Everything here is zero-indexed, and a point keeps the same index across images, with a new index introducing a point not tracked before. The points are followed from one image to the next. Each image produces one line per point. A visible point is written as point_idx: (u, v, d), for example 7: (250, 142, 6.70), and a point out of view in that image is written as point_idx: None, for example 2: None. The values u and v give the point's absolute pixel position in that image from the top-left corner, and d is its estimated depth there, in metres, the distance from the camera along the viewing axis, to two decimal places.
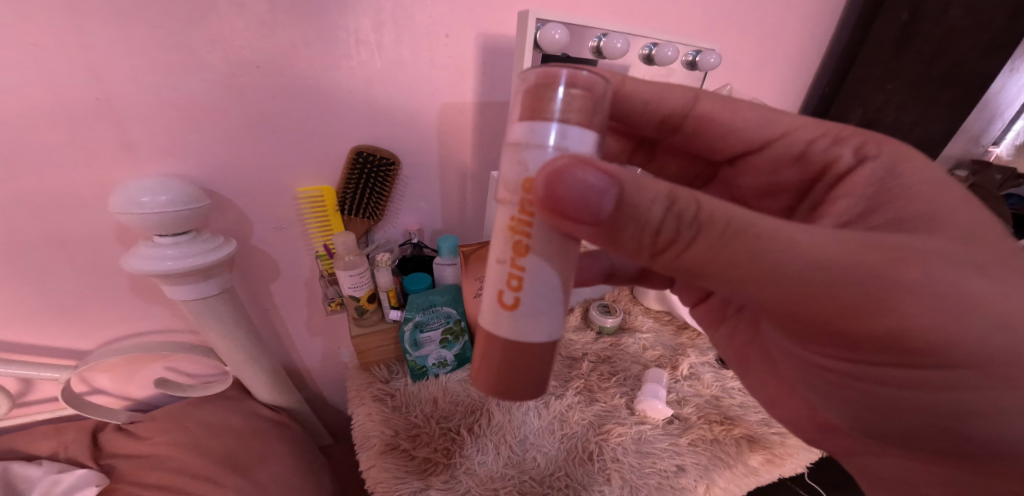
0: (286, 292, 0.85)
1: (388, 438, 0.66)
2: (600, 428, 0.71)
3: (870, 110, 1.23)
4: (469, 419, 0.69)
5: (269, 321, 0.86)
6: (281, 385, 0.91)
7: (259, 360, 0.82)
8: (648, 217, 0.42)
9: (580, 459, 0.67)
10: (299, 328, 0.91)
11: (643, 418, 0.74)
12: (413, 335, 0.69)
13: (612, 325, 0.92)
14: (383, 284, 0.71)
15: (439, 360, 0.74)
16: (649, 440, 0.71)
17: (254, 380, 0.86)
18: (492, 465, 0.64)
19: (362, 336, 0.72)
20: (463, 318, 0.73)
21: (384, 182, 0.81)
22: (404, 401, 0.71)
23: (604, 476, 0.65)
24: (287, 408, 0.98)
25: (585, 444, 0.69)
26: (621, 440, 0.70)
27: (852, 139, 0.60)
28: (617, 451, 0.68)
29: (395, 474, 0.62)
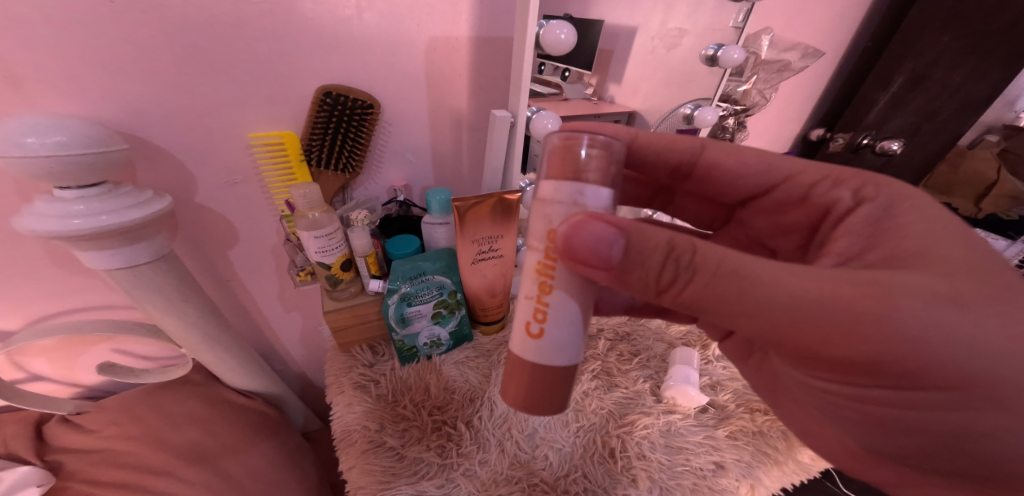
0: (249, 260, 0.71)
1: (371, 433, 0.53)
2: (622, 419, 0.59)
3: (920, 66, 1.08)
4: (469, 409, 0.55)
5: (234, 296, 0.74)
6: (253, 367, 0.78)
7: (222, 344, 0.69)
8: (650, 263, 0.40)
9: (599, 457, 0.55)
10: (271, 303, 0.78)
11: (672, 407, 0.62)
12: (399, 309, 0.56)
13: None
14: (359, 249, 0.55)
15: (433, 339, 0.59)
16: (680, 433, 0.59)
17: (218, 365, 0.72)
18: (498, 465, 0.52)
19: (337, 312, 0.58)
20: (459, 290, 0.59)
21: (361, 131, 0.65)
22: (390, 388, 0.57)
23: (629, 476, 0.54)
24: (262, 394, 0.84)
25: (605, 440, 0.57)
26: (648, 433, 0.58)
27: (851, 183, 0.52)
28: (643, 447, 0.57)
29: (378, 478, 0.50)
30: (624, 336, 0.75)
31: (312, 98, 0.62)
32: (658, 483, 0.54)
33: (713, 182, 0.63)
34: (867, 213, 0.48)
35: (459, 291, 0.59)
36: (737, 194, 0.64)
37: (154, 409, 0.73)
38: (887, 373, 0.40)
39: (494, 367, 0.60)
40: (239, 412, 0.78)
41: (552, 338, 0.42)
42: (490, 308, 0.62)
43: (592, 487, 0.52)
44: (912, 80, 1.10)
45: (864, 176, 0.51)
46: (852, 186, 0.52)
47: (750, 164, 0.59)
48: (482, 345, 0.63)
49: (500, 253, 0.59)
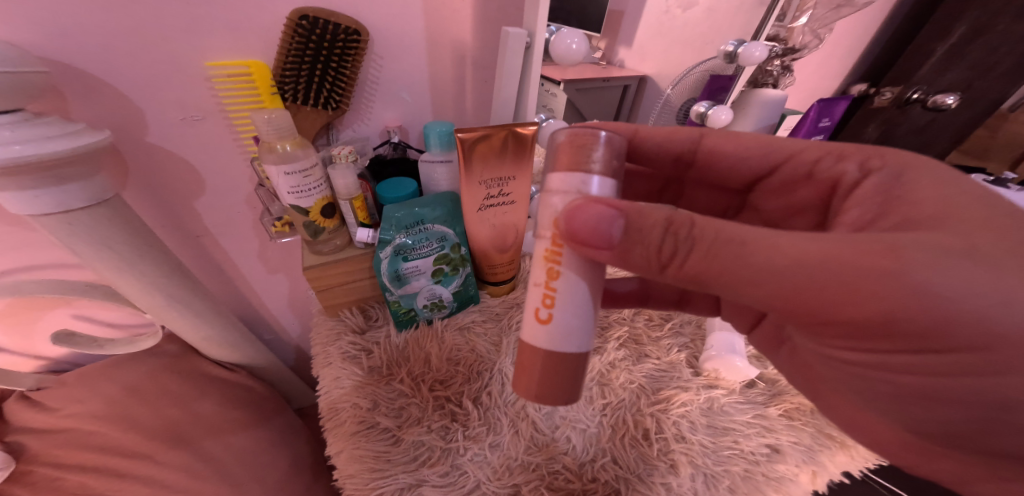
0: (222, 213, 0.60)
1: (363, 412, 0.42)
2: (656, 395, 0.48)
3: (984, 15, 0.89)
4: (479, 383, 0.44)
5: (209, 257, 0.63)
6: (242, 337, 0.69)
7: (199, 313, 0.58)
8: (650, 246, 0.31)
9: (632, 439, 0.44)
10: (252, 264, 0.67)
11: (712, 381, 0.51)
12: (394, 264, 0.45)
13: None
14: (343, 191, 0.45)
15: (434, 300, 0.49)
16: (718, 411, 0.48)
17: (196, 338, 0.62)
18: (514, 449, 0.41)
19: (319, 267, 0.46)
20: (464, 244, 0.49)
21: (347, 64, 0.52)
22: (385, 359, 0.46)
23: (667, 463, 0.43)
24: (246, 366, 0.74)
25: (636, 418, 0.45)
26: (688, 412, 0.47)
27: (855, 155, 0.41)
28: (680, 424, 0.45)
29: (372, 465, 0.39)
30: None
31: (285, 24, 0.48)
32: (704, 468, 0.43)
33: (714, 169, 0.51)
34: (874, 185, 0.38)
35: (464, 244, 0.48)
36: (739, 180, 0.51)
37: (121, 385, 0.62)
38: (920, 337, 0.30)
39: (506, 333, 0.48)
40: (225, 388, 0.68)
41: (561, 330, 0.33)
42: (499, 266, 0.51)
43: (623, 472, 0.42)
44: (972, 32, 0.92)
45: (869, 148, 0.40)
46: (854, 159, 0.41)
47: (750, 146, 0.48)
48: (489, 307, 0.51)
49: (511, 199, 0.48)
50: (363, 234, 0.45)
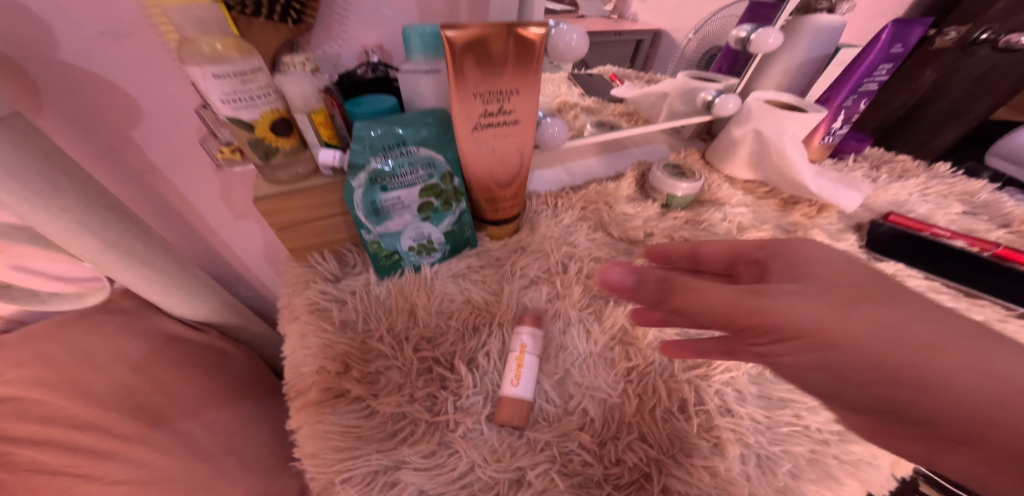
0: (164, 146, 0.44)
1: (330, 377, 0.30)
2: (695, 356, 0.31)
3: None
4: (475, 339, 0.32)
5: (163, 202, 0.49)
6: (212, 293, 0.54)
7: (154, 266, 0.45)
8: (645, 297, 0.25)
9: (657, 418, 0.29)
10: (214, 207, 0.52)
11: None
12: (370, 195, 0.35)
13: (686, 196, 0.46)
14: (298, 102, 0.34)
15: (423, 241, 0.38)
16: (771, 379, 0.31)
17: (159, 295, 0.49)
18: (522, 426, 0.29)
19: (274, 200, 0.33)
20: (457, 174, 0.38)
21: None
22: (360, 311, 0.34)
23: (710, 442, 0.28)
24: (215, 326, 0.57)
25: (671, 387, 0.30)
26: (735, 379, 0.30)
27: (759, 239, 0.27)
28: (722, 394, 0.30)
29: (335, 444, 0.28)
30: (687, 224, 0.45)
31: None
32: (761, 449, 0.27)
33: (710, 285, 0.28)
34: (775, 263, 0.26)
35: (458, 173, 0.38)
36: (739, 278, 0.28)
37: (60, 343, 0.47)
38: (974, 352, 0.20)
39: (508, 281, 0.37)
40: (191, 350, 0.53)
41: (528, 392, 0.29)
42: (502, 201, 0.40)
43: (652, 453, 0.27)
44: None
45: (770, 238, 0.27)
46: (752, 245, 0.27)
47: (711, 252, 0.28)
48: (488, 252, 0.40)
49: (514, 119, 0.37)
50: (327, 156, 0.34)
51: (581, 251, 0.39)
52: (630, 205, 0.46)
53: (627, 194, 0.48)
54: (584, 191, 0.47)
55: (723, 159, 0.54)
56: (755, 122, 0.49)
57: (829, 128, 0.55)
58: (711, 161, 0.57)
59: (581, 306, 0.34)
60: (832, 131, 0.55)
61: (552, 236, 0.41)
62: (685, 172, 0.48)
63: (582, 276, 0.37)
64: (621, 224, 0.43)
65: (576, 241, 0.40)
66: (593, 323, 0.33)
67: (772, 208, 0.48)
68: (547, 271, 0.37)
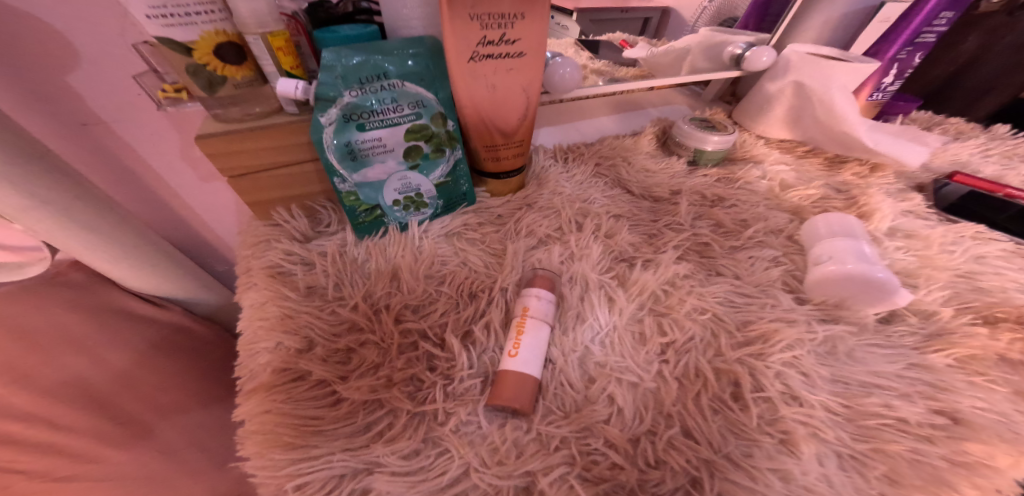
0: (111, 90, 0.32)
1: (288, 356, 0.23)
2: (745, 329, 0.25)
3: None
4: (470, 307, 0.26)
5: (112, 157, 0.36)
6: (172, 264, 0.41)
7: (87, 222, 0.32)
8: None
9: (705, 410, 0.22)
10: (177, 166, 0.39)
11: (828, 314, 0.26)
12: (343, 135, 0.27)
13: (716, 151, 0.39)
14: (249, 20, 0.24)
15: (410, 194, 0.31)
16: (846, 361, 0.24)
17: (101, 263, 0.36)
18: (529, 418, 0.22)
19: (216, 140, 0.25)
20: (454, 117, 0.30)
21: None
22: (330, 273, 0.27)
23: (772, 437, 0.21)
24: (181, 303, 0.45)
25: (718, 368, 0.24)
26: (798, 359, 0.24)
27: None
28: (786, 377, 0.23)
29: (289, 441, 0.20)
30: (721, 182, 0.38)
31: None
32: (843, 447, 0.21)
33: None
34: None
35: (453, 115, 0.30)
36: None
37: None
38: None
39: (512, 239, 0.31)
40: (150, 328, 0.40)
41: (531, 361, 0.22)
42: (504, 150, 0.33)
43: (702, 454, 0.21)
44: None
45: None
46: None
47: None
48: (488, 209, 0.34)
49: (519, 50, 0.28)
50: (286, 86, 0.25)
51: (598, 210, 0.33)
52: (653, 162, 0.39)
53: (647, 150, 0.41)
54: (598, 147, 0.41)
55: (758, 118, 0.47)
56: (797, 73, 0.42)
57: (880, 84, 0.48)
58: (739, 121, 0.49)
59: (599, 270, 0.28)
60: (882, 87, 0.48)
61: (561, 192, 0.35)
62: (716, 126, 0.42)
63: (600, 234, 0.30)
64: (643, 181, 0.37)
65: (591, 198, 0.34)
66: (616, 289, 0.27)
67: (815, 168, 0.42)
68: (559, 229, 0.31)
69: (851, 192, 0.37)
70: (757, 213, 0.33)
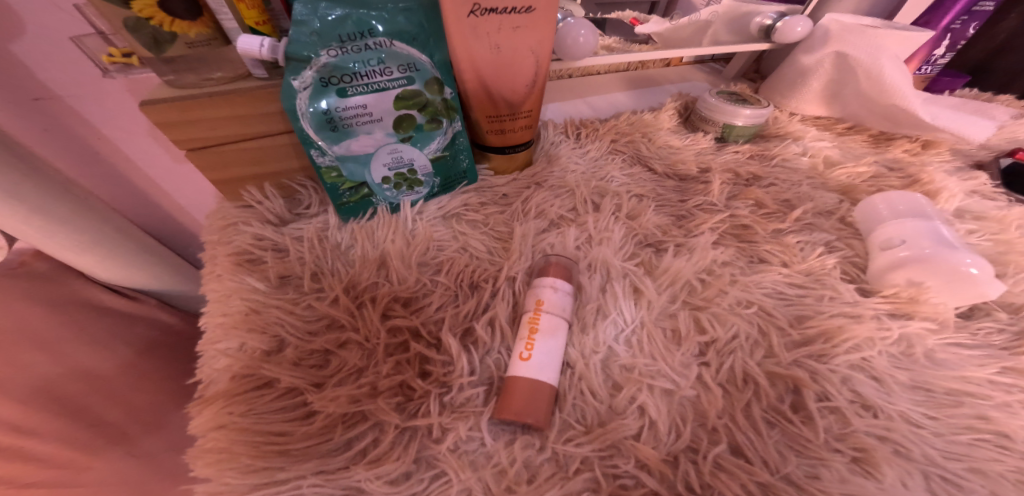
0: (61, 61, 0.27)
1: (252, 360, 0.19)
2: (801, 325, 0.21)
3: None
4: (472, 300, 0.22)
5: (71, 136, 0.31)
6: (147, 252, 0.36)
7: (40, 206, 0.26)
8: None
9: (758, 423, 0.18)
10: (147, 146, 0.34)
11: (900, 308, 0.22)
12: (319, 101, 0.23)
13: (749, 127, 0.35)
14: None
15: (402, 170, 0.27)
16: (927, 364, 0.21)
17: (64, 253, 0.30)
18: (544, 433, 0.18)
19: (167, 106, 0.21)
20: (452, 86, 0.26)
21: None
22: (308, 261, 0.23)
23: (847, 456, 0.17)
24: (159, 296, 0.39)
25: (771, 372, 0.19)
26: (870, 360, 0.20)
27: None
28: (856, 383, 0.19)
29: (248, 463, 0.16)
30: (756, 160, 0.34)
31: None
32: (932, 467, 0.17)
33: None
34: None
35: (451, 81, 0.25)
36: None
37: None
38: None
39: (519, 221, 0.27)
40: (119, 324, 0.35)
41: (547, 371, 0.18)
42: (510, 121, 0.29)
43: (759, 478, 0.17)
44: None
45: None
46: None
47: None
48: (491, 188, 0.30)
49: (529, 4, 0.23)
50: (248, 43, 0.21)
51: (618, 188, 0.29)
52: (676, 137, 0.35)
53: (670, 125, 0.37)
54: (614, 122, 0.36)
55: (790, 92, 0.42)
56: (839, 43, 0.37)
57: (929, 57, 0.44)
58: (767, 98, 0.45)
59: (622, 257, 0.24)
60: (931, 61, 0.44)
61: (574, 170, 0.31)
62: (747, 100, 0.37)
63: (621, 215, 0.26)
64: (666, 158, 0.33)
65: (609, 176, 0.30)
66: (643, 278, 0.23)
67: (859, 146, 0.37)
68: (573, 210, 0.27)
69: (908, 170, 0.33)
70: (800, 193, 0.29)
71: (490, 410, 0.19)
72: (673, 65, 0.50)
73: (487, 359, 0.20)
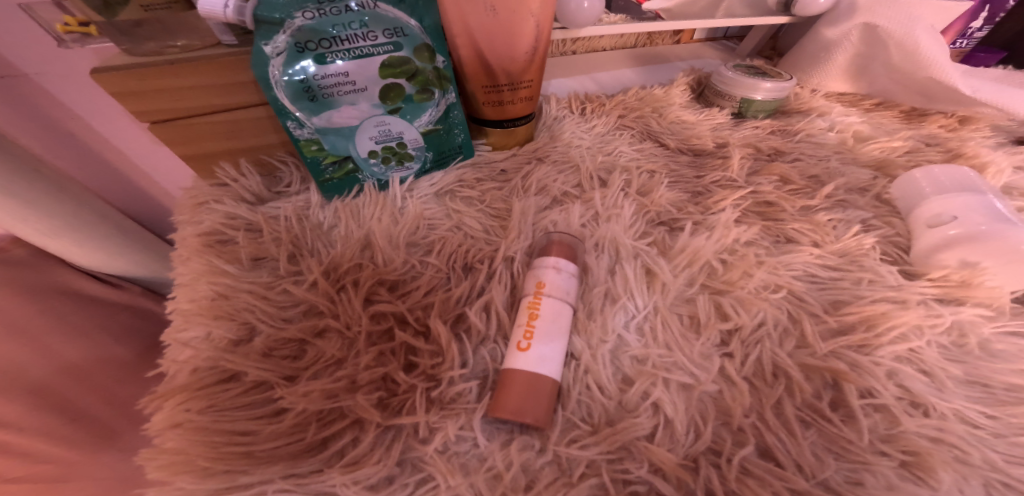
0: (22, 35, 0.24)
1: (217, 350, 0.17)
2: (840, 313, 0.19)
3: None
4: (465, 283, 0.20)
5: (44, 117, 0.29)
6: (131, 237, 0.33)
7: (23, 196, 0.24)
8: None
9: (792, 422, 0.16)
10: (125, 127, 0.32)
11: (950, 293, 0.20)
12: (296, 69, 0.20)
13: (770, 101, 0.32)
14: None
15: (391, 144, 0.24)
16: (983, 356, 0.18)
17: (36, 236, 0.28)
18: (545, 434, 0.16)
19: (123, 74, 0.19)
20: (445, 54, 0.23)
21: None
22: (286, 239, 0.21)
23: (895, 460, 0.15)
24: (145, 284, 0.37)
25: (805, 364, 0.17)
26: (918, 352, 0.18)
27: None
28: (903, 377, 0.17)
29: (205, 467, 0.14)
30: (779, 135, 0.31)
31: None
32: (994, 473, 0.15)
33: None
34: None
35: (443, 49, 0.23)
36: None
37: None
38: None
39: (518, 198, 0.25)
40: (104, 312, 0.32)
41: (551, 367, 0.16)
42: (510, 92, 0.26)
43: (794, 485, 0.14)
44: None
45: None
46: None
47: None
48: (489, 163, 0.27)
49: None
50: (210, 4, 0.18)
51: (628, 164, 0.26)
52: (689, 112, 0.32)
53: (683, 100, 0.34)
54: (621, 97, 0.33)
55: (813, 69, 0.38)
56: (869, 15, 0.34)
57: (966, 29, 0.40)
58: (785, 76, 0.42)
59: (633, 236, 0.22)
60: (968, 35, 0.40)
61: (578, 145, 0.28)
62: (766, 73, 0.34)
63: (631, 191, 0.24)
64: (679, 133, 0.30)
65: (617, 151, 0.28)
66: (656, 258, 0.21)
67: (889, 122, 0.34)
68: (578, 187, 0.25)
69: (947, 145, 0.30)
70: (830, 168, 0.26)
71: (483, 405, 0.16)
72: (683, 42, 0.47)
73: (482, 349, 0.18)
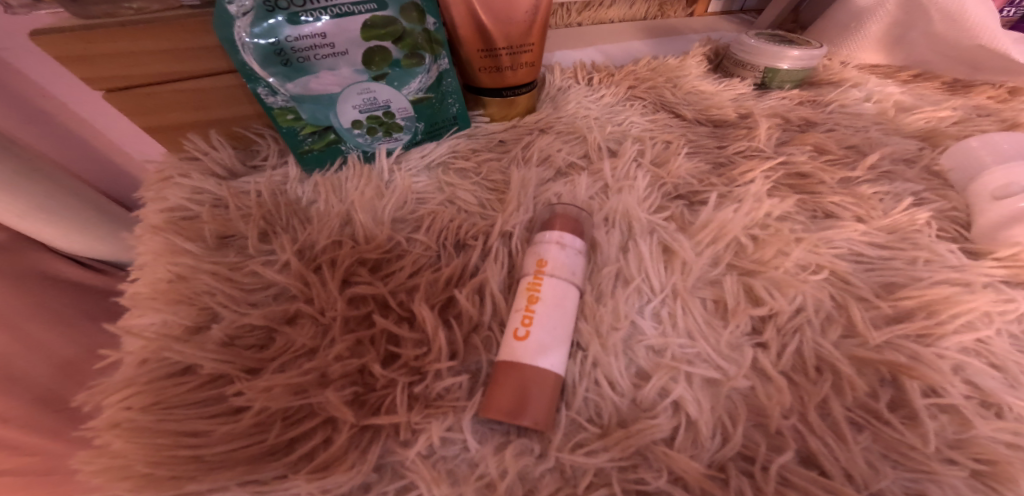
0: None
1: (170, 339, 0.15)
2: (893, 297, 0.16)
3: None
4: (457, 262, 0.18)
5: None
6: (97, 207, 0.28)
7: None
8: None
9: (841, 425, 0.13)
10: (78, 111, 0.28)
11: (1021, 275, 0.17)
12: (265, 28, 0.17)
13: (799, 68, 0.29)
14: None
15: (377, 114, 0.22)
16: None
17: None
18: (545, 436, 0.14)
19: (66, 36, 0.17)
20: (437, 14, 0.20)
21: None
22: (257, 215, 0.19)
23: (969, 472, 0.12)
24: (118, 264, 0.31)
25: (855, 357, 0.14)
26: (987, 342, 0.15)
27: None
28: (972, 372, 0.14)
29: (144, 474, 0.12)
30: (810, 106, 0.28)
31: None
32: None
33: None
34: None
35: (434, 9, 0.20)
36: None
37: None
38: None
39: (517, 168, 0.22)
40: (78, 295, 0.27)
41: (553, 362, 0.14)
42: (510, 57, 0.23)
43: None
44: None
45: None
46: None
47: None
48: (486, 135, 0.25)
49: None
50: None
51: (640, 134, 0.24)
52: (708, 82, 0.30)
53: (700, 69, 0.31)
54: (632, 66, 0.30)
55: (842, 41, 0.35)
56: None
57: None
58: None
59: (648, 209, 0.19)
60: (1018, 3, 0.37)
61: (585, 115, 0.26)
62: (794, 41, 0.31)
63: (645, 162, 0.21)
64: (696, 103, 0.27)
65: (628, 121, 0.25)
66: (675, 235, 0.18)
67: (931, 93, 0.31)
68: (584, 158, 0.23)
69: (1000, 115, 0.27)
70: (870, 138, 0.24)
71: (475, 403, 0.14)
72: (697, 16, 0.43)
73: (475, 336, 0.16)
